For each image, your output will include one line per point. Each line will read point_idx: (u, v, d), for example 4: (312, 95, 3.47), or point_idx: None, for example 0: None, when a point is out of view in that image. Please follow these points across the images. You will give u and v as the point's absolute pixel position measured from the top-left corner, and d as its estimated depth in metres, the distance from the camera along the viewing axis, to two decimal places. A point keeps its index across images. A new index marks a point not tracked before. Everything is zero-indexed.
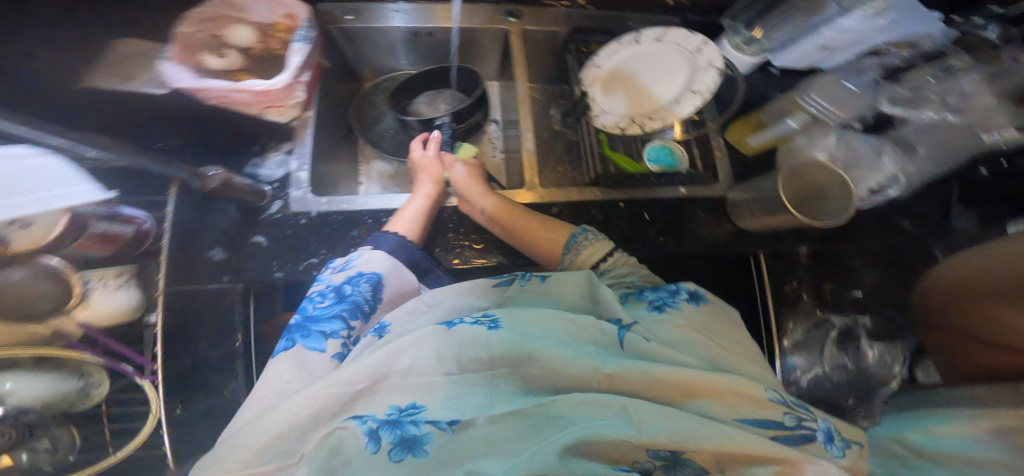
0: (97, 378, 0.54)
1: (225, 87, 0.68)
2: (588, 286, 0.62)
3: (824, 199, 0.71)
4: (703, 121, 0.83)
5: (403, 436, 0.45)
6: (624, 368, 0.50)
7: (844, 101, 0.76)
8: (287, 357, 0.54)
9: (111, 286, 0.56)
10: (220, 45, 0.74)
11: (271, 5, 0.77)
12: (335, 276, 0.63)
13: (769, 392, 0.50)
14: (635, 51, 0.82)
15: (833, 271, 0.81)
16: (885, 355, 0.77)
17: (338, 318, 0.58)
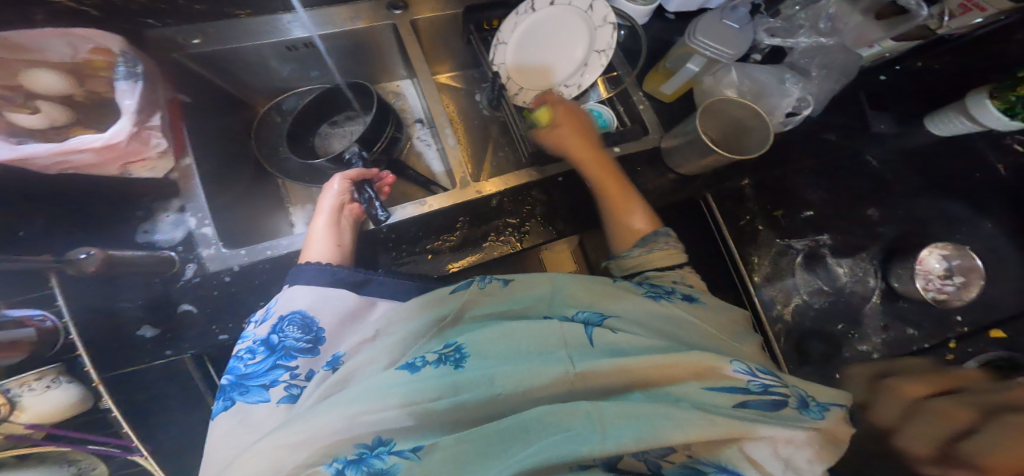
0: (79, 462, 0.68)
1: (56, 153, 0.57)
2: (564, 283, 0.57)
3: (747, 132, 0.69)
4: (620, 78, 0.80)
5: (370, 470, 0.41)
6: (594, 365, 0.45)
7: (731, 39, 0.71)
8: (231, 419, 0.49)
9: (39, 389, 0.61)
10: (27, 98, 0.61)
11: (68, 40, 0.61)
12: (261, 326, 0.55)
13: (732, 364, 0.47)
14: (534, 20, 0.77)
15: (780, 197, 0.78)
16: (856, 270, 0.75)
17: (276, 365, 0.52)
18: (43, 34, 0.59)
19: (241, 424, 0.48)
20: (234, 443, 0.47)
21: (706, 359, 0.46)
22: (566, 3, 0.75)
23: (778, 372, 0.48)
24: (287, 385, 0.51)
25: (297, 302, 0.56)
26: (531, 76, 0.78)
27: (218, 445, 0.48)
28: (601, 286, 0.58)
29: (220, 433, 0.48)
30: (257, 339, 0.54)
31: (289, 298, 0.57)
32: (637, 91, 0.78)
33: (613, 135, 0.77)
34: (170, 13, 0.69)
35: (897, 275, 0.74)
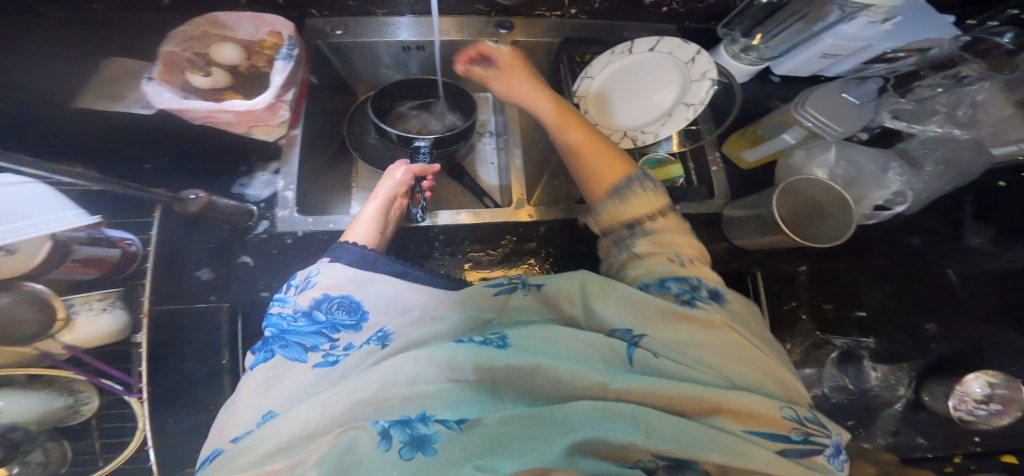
0: (86, 395, 0.58)
1: (209, 109, 0.65)
2: (591, 287, 0.51)
3: (824, 217, 0.67)
4: (699, 132, 0.81)
5: (413, 433, 0.40)
6: (633, 384, 0.42)
7: (845, 115, 0.68)
8: (264, 376, 0.47)
9: (96, 310, 0.55)
10: (206, 63, 0.72)
11: (255, 23, 0.73)
12: (301, 296, 0.53)
13: (781, 409, 0.42)
14: (629, 63, 0.78)
15: (833, 290, 0.75)
16: (889, 376, 0.71)
17: (320, 331, 0.50)
18: (240, 16, 0.72)
19: (273, 379, 0.47)
20: (267, 394, 0.46)
21: (752, 400, 0.41)
22: (666, 52, 0.76)
23: (821, 415, 0.44)
24: (327, 353, 0.49)
25: (338, 276, 0.54)
26: (615, 113, 0.78)
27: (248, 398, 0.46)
28: (621, 292, 0.50)
29: (250, 386, 0.46)
30: (297, 309, 0.52)
31: (332, 273, 0.54)
32: (713, 151, 0.79)
33: (675, 192, 0.76)
34: (325, 6, 0.76)
35: (930, 389, 0.69)
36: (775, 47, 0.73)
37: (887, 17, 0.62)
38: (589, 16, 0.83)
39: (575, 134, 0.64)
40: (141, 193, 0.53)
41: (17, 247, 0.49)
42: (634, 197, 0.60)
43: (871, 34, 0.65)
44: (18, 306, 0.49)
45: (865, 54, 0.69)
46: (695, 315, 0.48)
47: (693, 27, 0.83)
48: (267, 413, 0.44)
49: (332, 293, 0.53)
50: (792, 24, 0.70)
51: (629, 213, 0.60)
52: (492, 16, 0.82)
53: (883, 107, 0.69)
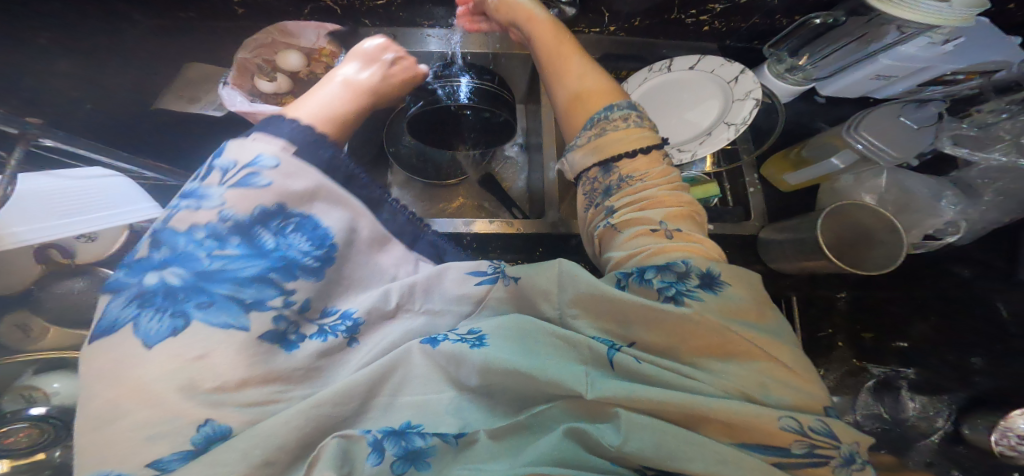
0: None
1: (272, 112, 0.67)
2: (571, 286, 0.47)
3: (871, 244, 0.66)
4: (736, 153, 0.79)
5: (409, 446, 0.38)
6: (612, 390, 0.39)
7: (900, 141, 0.68)
8: (181, 346, 0.36)
9: None
10: (271, 69, 0.74)
11: (317, 31, 0.75)
12: (237, 196, 0.42)
13: (780, 418, 0.38)
14: (669, 80, 0.78)
15: (876, 319, 0.77)
16: (929, 407, 0.69)
17: (267, 273, 0.41)
18: (305, 24, 0.74)
19: (188, 356, 0.36)
20: (177, 384, 0.35)
21: (754, 411, 0.38)
22: (708, 71, 0.76)
23: (832, 424, 0.39)
24: (279, 311, 0.41)
25: (291, 186, 0.44)
26: None
27: (155, 392, 0.35)
28: (601, 292, 0.45)
29: (150, 378, 0.35)
30: (227, 218, 0.41)
31: (287, 172, 0.44)
32: (751, 172, 0.78)
33: (710, 212, 0.76)
34: (377, 16, 0.78)
35: (972, 421, 0.63)
36: (824, 69, 0.72)
37: (948, 38, 0.64)
38: (630, 33, 0.83)
39: (567, 70, 0.61)
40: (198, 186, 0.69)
41: (99, 236, 0.58)
42: (615, 131, 0.56)
43: (930, 55, 0.66)
44: (91, 287, 0.60)
45: (922, 76, 0.68)
46: (683, 315, 0.43)
47: (736, 45, 0.83)
48: (204, 425, 0.35)
49: (287, 205, 0.44)
50: (846, 44, 0.70)
51: (611, 153, 0.55)
52: None
53: (944, 132, 0.66)
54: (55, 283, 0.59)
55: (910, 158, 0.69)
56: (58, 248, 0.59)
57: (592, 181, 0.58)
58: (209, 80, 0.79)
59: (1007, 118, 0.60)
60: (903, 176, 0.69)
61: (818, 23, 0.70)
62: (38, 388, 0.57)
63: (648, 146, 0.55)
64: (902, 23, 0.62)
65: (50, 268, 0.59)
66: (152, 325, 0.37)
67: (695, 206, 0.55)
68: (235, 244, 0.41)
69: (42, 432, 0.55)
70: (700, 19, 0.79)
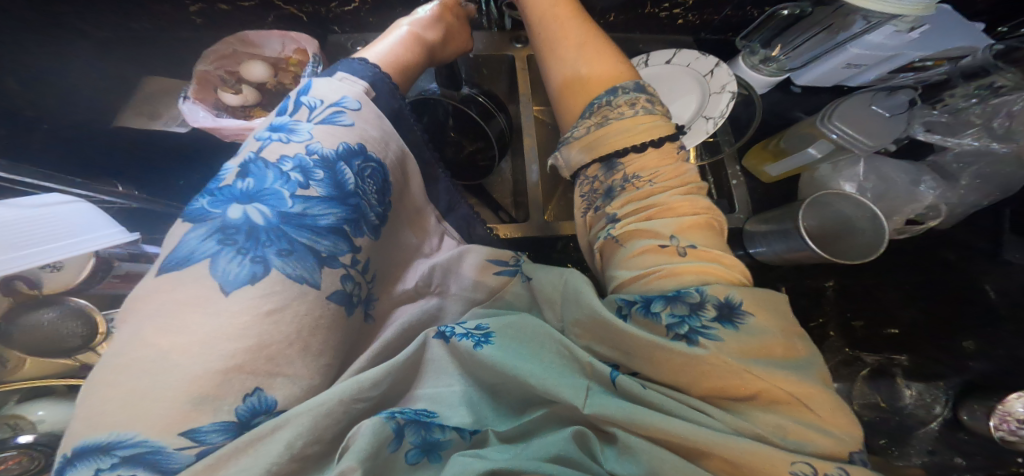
0: None
1: (237, 127, 0.66)
2: (574, 302, 0.46)
3: (854, 233, 0.66)
4: (718, 146, 0.78)
5: (426, 437, 0.39)
6: (609, 412, 0.39)
7: (876, 128, 0.65)
8: (264, 293, 0.35)
9: None
10: (236, 82, 0.75)
11: (282, 40, 0.74)
12: (325, 135, 0.42)
13: (791, 463, 0.35)
14: (644, 75, 0.77)
15: (864, 305, 0.76)
16: (925, 393, 0.68)
17: (342, 222, 0.40)
18: (268, 34, 0.73)
19: (223, 316, 0.33)
20: (203, 351, 0.32)
21: (759, 453, 0.36)
22: (683, 64, 0.75)
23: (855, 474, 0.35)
24: (348, 268, 0.40)
25: (366, 134, 0.44)
26: None
27: (183, 349, 0.32)
28: (602, 321, 0.43)
29: (212, 332, 0.33)
30: (315, 153, 0.40)
31: (364, 120, 0.45)
32: (733, 164, 0.77)
33: None
34: (346, 22, 0.77)
35: (970, 408, 0.62)
36: (796, 59, 0.70)
37: (914, 25, 0.63)
38: (604, 28, 0.82)
39: (563, 42, 0.58)
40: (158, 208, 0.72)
41: (65, 263, 0.56)
42: (617, 122, 0.52)
43: (898, 43, 0.65)
44: (65, 318, 0.56)
45: (890, 64, 0.68)
46: (689, 349, 0.40)
47: (710, 37, 0.82)
48: (251, 395, 0.34)
49: (367, 148, 0.44)
50: (816, 34, 0.67)
51: (613, 147, 0.52)
52: (507, 32, 0.83)
53: (916, 118, 0.65)
54: (22, 316, 0.54)
55: (887, 144, 0.67)
56: (23, 279, 0.54)
57: (592, 179, 0.55)
58: (176, 95, 0.78)
59: (977, 103, 0.60)
60: (881, 163, 0.68)
61: (786, 15, 0.68)
62: (23, 416, 0.56)
63: (653, 138, 0.52)
64: (868, 13, 0.60)
65: (17, 300, 0.54)
66: (232, 267, 0.35)
67: (713, 213, 0.50)
68: (318, 184, 0.39)
69: (32, 460, 0.55)
70: (673, 12, 0.78)
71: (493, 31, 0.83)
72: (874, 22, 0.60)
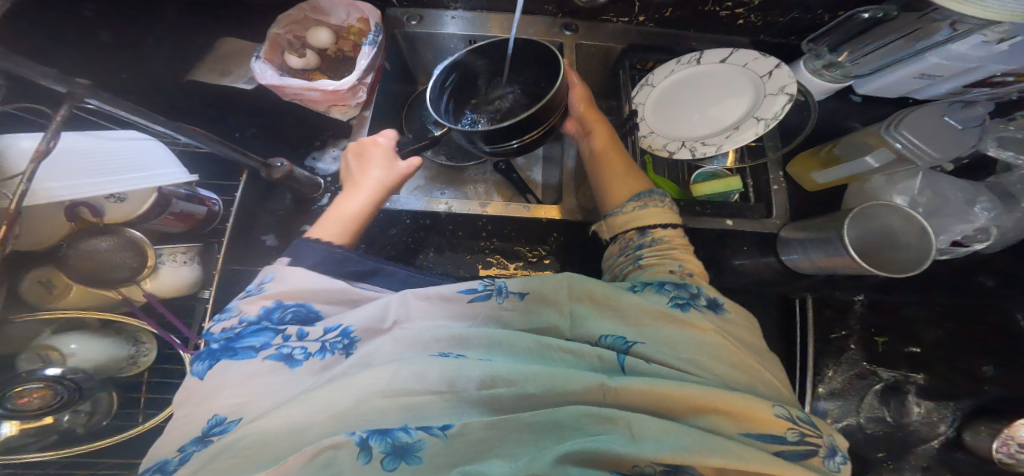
0: (147, 347, 0.64)
1: (301, 86, 0.69)
2: (586, 296, 0.52)
3: (893, 249, 0.67)
4: (762, 149, 0.78)
5: (395, 442, 0.39)
6: (630, 384, 0.43)
7: (944, 141, 0.67)
8: (212, 387, 0.45)
9: (180, 262, 0.61)
10: (302, 47, 0.76)
11: (348, 8, 0.74)
12: (249, 304, 0.51)
13: (776, 408, 0.43)
14: (697, 73, 0.78)
15: (891, 323, 0.78)
16: (933, 412, 0.74)
17: (270, 329, 0.49)
18: (336, 2, 0.74)
19: (207, 396, 0.44)
20: (207, 403, 0.44)
21: (753, 401, 0.43)
22: (740, 65, 0.75)
23: (812, 416, 0.45)
24: (281, 346, 0.47)
25: (292, 285, 0.53)
26: (674, 124, 0.77)
27: (187, 423, 0.43)
28: (616, 299, 0.52)
29: (202, 406, 0.44)
30: (244, 321, 0.50)
31: (286, 280, 0.53)
32: (776, 169, 0.76)
33: (730, 207, 0.75)
34: None
35: (975, 429, 0.70)
36: (863, 66, 0.71)
37: (1005, 37, 0.59)
38: (659, 23, 0.83)
39: (614, 177, 0.68)
40: (234, 155, 0.58)
41: (128, 196, 0.55)
42: (654, 206, 0.64)
43: (983, 54, 0.62)
44: (120, 249, 0.55)
45: (971, 75, 0.65)
46: (687, 319, 0.50)
47: (767, 41, 0.83)
48: (212, 418, 0.43)
49: (284, 300, 0.52)
50: (893, 41, 0.68)
51: (643, 221, 0.63)
52: (559, 18, 0.84)
53: (990, 133, 0.66)
54: (82, 240, 0.53)
55: (948, 161, 0.68)
56: (88, 206, 0.54)
57: (627, 240, 0.63)
58: (244, 53, 0.78)
59: None
60: (940, 181, 0.68)
61: (866, 18, 0.68)
62: (54, 348, 0.58)
63: (664, 222, 0.62)
64: (957, 19, 0.60)
65: (78, 226, 0.54)
66: (198, 365, 0.47)
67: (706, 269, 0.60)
68: (241, 323, 0.50)
69: (55, 395, 0.55)
70: (735, 12, 0.79)
71: (546, 15, 0.84)
72: (960, 30, 0.61)
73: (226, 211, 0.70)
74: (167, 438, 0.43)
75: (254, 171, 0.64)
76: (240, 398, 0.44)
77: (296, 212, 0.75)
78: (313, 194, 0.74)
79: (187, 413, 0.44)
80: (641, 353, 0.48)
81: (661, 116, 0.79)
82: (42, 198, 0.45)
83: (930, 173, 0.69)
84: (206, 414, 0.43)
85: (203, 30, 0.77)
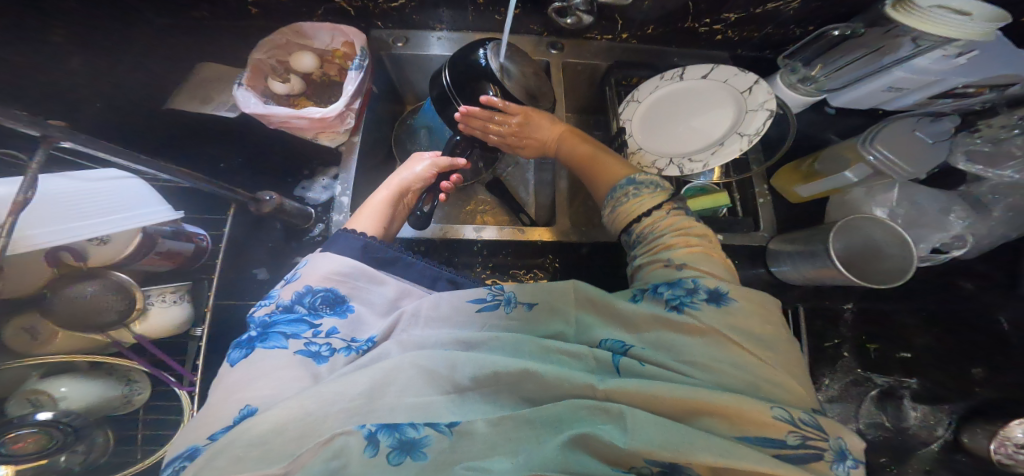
0: (140, 385, 0.64)
1: (287, 114, 0.69)
2: (586, 304, 0.52)
3: (880, 259, 0.68)
4: (747, 163, 0.80)
5: (402, 437, 0.39)
6: (620, 387, 0.42)
7: (917, 154, 0.68)
8: (241, 377, 0.44)
9: (169, 302, 0.61)
10: (286, 71, 0.76)
11: (331, 32, 0.74)
12: (284, 289, 0.51)
13: (774, 410, 0.42)
14: (680, 88, 0.79)
15: (879, 330, 0.79)
16: (929, 415, 0.75)
17: (302, 318, 0.49)
18: (319, 26, 0.74)
19: (235, 387, 0.43)
20: (236, 392, 0.43)
21: (751, 401, 0.42)
22: (720, 80, 0.77)
23: (819, 417, 0.42)
24: (308, 342, 0.47)
25: (324, 270, 0.53)
26: (661, 139, 0.78)
27: (212, 414, 0.42)
28: (613, 308, 0.51)
29: (228, 394, 0.43)
30: (278, 305, 0.50)
31: (320, 266, 0.53)
32: (761, 183, 0.78)
33: (718, 222, 0.76)
34: (390, 19, 0.78)
35: (972, 431, 0.70)
36: (836, 80, 0.72)
37: (963, 50, 0.63)
38: (642, 40, 0.84)
39: (599, 174, 0.66)
40: (220, 191, 0.58)
41: (111, 238, 0.55)
42: (624, 205, 0.61)
43: (943, 68, 0.65)
44: (105, 293, 0.55)
45: (931, 90, 0.67)
46: (682, 322, 0.48)
47: (747, 54, 0.85)
48: (243, 408, 0.41)
49: (315, 285, 0.51)
50: (861, 57, 0.69)
51: (627, 218, 0.60)
52: (543, 37, 0.85)
53: (959, 148, 0.68)
54: (63, 287, 0.53)
55: (925, 172, 0.69)
56: (70, 251, 0.54)
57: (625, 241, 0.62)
58: (228, 82, 0.78)
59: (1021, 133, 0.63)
60: (914, 192, 0.70)
61: (836, 34, 0.71)
62: (44, 392, 0.58)
63: (645, 208, 0.59)
64: (918, 35, 0.62)
65: (61, 271, 0.54)
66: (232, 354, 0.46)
67: (711, 242, 0.56)
68: (278, 307, 0.49)
69: (50, 439, 0.55)
70: (714, 28, 0.80)
71: (530, 34, 0.85)
72: (922, 45, 0.63)
73: (216, 245, 0.70)
74: (190, 430, 0.42)
75: (242, 205, 0.64)
76: (269, 389, 0.42)
77: (288, 242, 0.75)
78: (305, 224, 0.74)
79: (218, 401, 0.43)
80: (638, 355, 0.47)
81: (647, 131, 0.79)
82: (23, 245, 0.45)
83: (906, 185, 0.71)
84: (236, 405, 0.42)
85: (187, 62, 0.77)
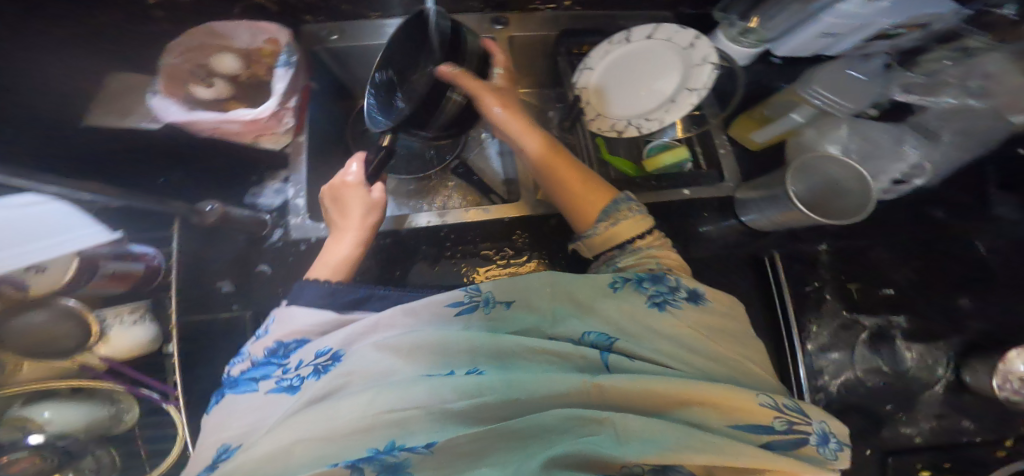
0: (126, 403, 0.66)
1: (216, 119, 0.69)
2: (570, 289, 0.54)
3: (838, 196, 0.67)
4: (703, 117, 0.77)
5: (384, 462, 0.40)
6: (609, 384, 0.44)
7: (855, 91, 0.71)
8: (226, 421, 0.48)
9: (128, 322, 0.63)
10: (206, 74, 0.75)
11: (251, 30, 0.75)
12: (256, 346, 0.53)
13: (759, 398, 0.45)
14: (626, 52, 0.77)
15: (861, 269, 0.77)
16: (925, 355, 0.73)
17: (270, 361, 0.51)
18: (236, 24, 0.74)
19: (221, 424, 0.48)
20: (227, 432, 0.47)
21: (737, 393, 0.45)
22: (664, 39, 0.75)
23: (801, 402, 0.47)
24: (281, 379, 0.49)
25: (290, 322, 0.53)
26: (614, 104, 0.78)
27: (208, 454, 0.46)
28: (593, 297, 0.54)
29: (223, 434, 0.47)
30: (251, 359, 0.52)
31: (284, 318, 0.54)
32: (719, 134, 0.78)
33: (684, 177, 0.75)
34: (319, 11, 0.79)
35: (971, 368, 0.71)
36: (772, 31, 0.72)
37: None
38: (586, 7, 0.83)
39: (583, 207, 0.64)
40: (157, 204, 0.57)
41: (48, 265, 0.55)
42: (622, 218, 0.62)
43: (870, 13, 0.62)
44: (55, 320, 0.59)
45: (865, 33, 0.66)
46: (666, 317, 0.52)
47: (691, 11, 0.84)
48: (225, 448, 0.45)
49: (283, 336, 0.52)
50: (791, 7, 0.69)
51: (622, 235, 0.61)
52: (488, 13, 0.83)
53: (895, 80, 0.71)
54: (14, 316, 0.57)
55: (865, 107, 0.72)
56: (10, 282, 0.53)
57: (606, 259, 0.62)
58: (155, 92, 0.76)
59: (952, 64, 0.67)
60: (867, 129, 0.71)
61: None
62: (30, 418, 0.59)
63: (639, 228, 0.61)
64: None
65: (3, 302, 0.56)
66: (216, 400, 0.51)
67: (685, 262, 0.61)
68: (252, 360, 0.52)
69: (45, 460, 0.57)
70: None
71: (474, 12, 0.83)
72: None
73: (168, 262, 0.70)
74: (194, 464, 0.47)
75: (185, 218, 0.64)
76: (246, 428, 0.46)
77: (250, 250, 0.77)
78: (263, 230, 0.76)
79: (208, 441, 0.47)
80: (623, 348, 0.50)
81: (600, 100, 0.78)
82: None
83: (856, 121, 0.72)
84: (217, 443, 0.46)
85: (117, 79, 0.75)
